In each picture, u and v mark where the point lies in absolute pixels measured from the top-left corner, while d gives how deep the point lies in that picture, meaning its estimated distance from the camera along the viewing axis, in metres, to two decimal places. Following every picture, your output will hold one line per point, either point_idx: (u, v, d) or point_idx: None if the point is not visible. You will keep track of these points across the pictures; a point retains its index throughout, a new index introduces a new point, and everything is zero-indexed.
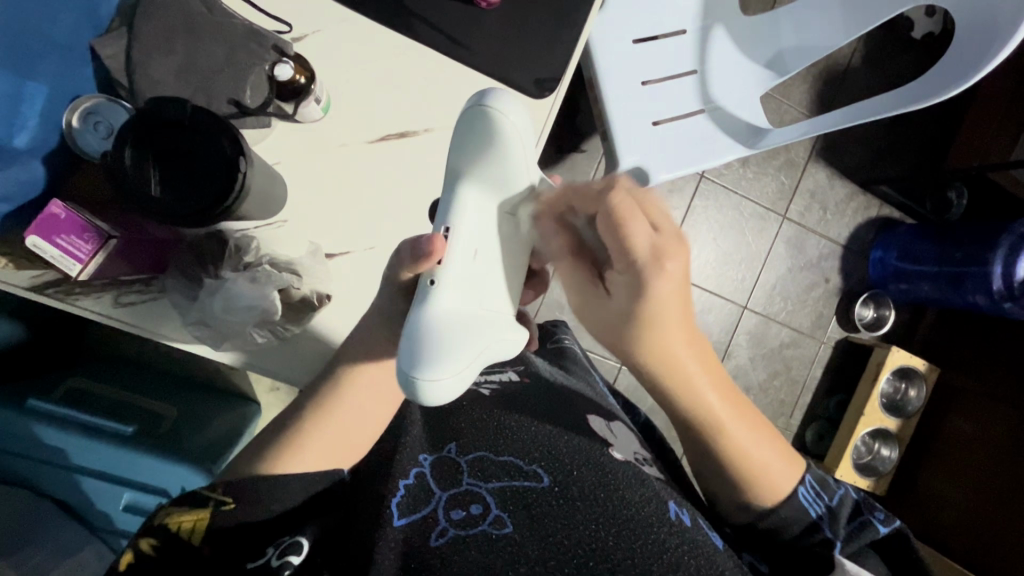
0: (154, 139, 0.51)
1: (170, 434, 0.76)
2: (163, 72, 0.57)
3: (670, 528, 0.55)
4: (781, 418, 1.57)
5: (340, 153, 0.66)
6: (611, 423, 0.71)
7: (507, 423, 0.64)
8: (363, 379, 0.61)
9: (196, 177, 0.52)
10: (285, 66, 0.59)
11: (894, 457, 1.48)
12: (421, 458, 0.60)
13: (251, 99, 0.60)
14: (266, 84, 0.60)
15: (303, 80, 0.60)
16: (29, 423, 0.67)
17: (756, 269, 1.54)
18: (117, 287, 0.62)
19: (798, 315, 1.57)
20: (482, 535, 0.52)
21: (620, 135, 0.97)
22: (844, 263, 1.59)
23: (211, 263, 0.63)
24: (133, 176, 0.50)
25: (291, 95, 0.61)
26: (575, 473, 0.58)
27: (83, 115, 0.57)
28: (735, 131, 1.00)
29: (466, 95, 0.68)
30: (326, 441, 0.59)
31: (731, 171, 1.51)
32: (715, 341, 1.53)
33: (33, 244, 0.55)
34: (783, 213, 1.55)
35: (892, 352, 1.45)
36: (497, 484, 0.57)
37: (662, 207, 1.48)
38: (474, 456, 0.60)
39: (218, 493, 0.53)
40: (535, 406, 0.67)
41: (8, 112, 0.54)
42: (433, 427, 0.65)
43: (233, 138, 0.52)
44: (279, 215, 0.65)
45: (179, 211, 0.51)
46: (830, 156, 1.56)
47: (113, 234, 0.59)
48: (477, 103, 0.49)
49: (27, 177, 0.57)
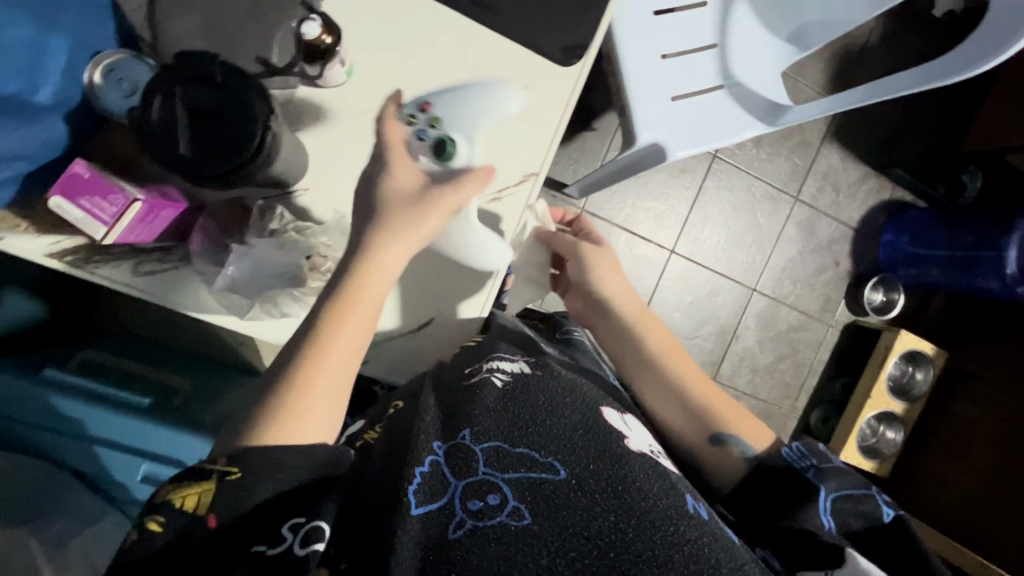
0: (182, 94, 0.49)
1: (189, 404, 0.76)
2: (186, 28, 0.56)
3: (690, 520, 0.55)
4: (786, 400, 1.58)
5: (362, 120, 0.65)
6: (624, 415, 0.70)
7: (523, 410, 0.62)
8: (355, 316, 0.57)
9: (224, 135, 0.50)
10: (312, 23, 0.56)
11: (899, 439, 1.49)
12: (436, 446, 0.58)
13: (278, 58, 0.58)
14: (293, 42, 0.58)
15: (329, 41, 0.58)
16: (46, 393, 0.66)
17: (766, 251, 1.53)
18: (138, 253, 0.61)
19: (807, 298, 1.57)
20: (501, 526, 0.52)
21: (636, 108, 0.95)
22: (855, 246, 1.58)
23: (234, 231, 0.62)
24: (163, 135, 0.49)
25: (317, 56, 0.59)
26: (591, 465, 0.58)
27: (107, 72, 0.55)
28: (755, 107, 0.97)
29: (491, 61, 0.66)
30: (325, 388, 0.56)
31: (744, 151, 1.49)
32: (724, 323, 1.53)
33: (57, 205, 0.53)
34: (795, 195, 1.53)
35: (901, 335, 1.45)
36: (515, 475, 0.56)
37: (675, 187, 1.46)
38: (489, 446, 0.58)
39: (222, 464, 0.51)
40: (550, 398, 0.64)
41: (31, 65, 0.52)
42: (449, 413, 0.62)
43: (264, 97, 0.50)
44: (300, 183, 0.64)
45: (206, 170, 0.49)
46: (845, 137, 1.54)
47: (137, 196, 0.54)
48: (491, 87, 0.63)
49: (51, 133, 0.55)
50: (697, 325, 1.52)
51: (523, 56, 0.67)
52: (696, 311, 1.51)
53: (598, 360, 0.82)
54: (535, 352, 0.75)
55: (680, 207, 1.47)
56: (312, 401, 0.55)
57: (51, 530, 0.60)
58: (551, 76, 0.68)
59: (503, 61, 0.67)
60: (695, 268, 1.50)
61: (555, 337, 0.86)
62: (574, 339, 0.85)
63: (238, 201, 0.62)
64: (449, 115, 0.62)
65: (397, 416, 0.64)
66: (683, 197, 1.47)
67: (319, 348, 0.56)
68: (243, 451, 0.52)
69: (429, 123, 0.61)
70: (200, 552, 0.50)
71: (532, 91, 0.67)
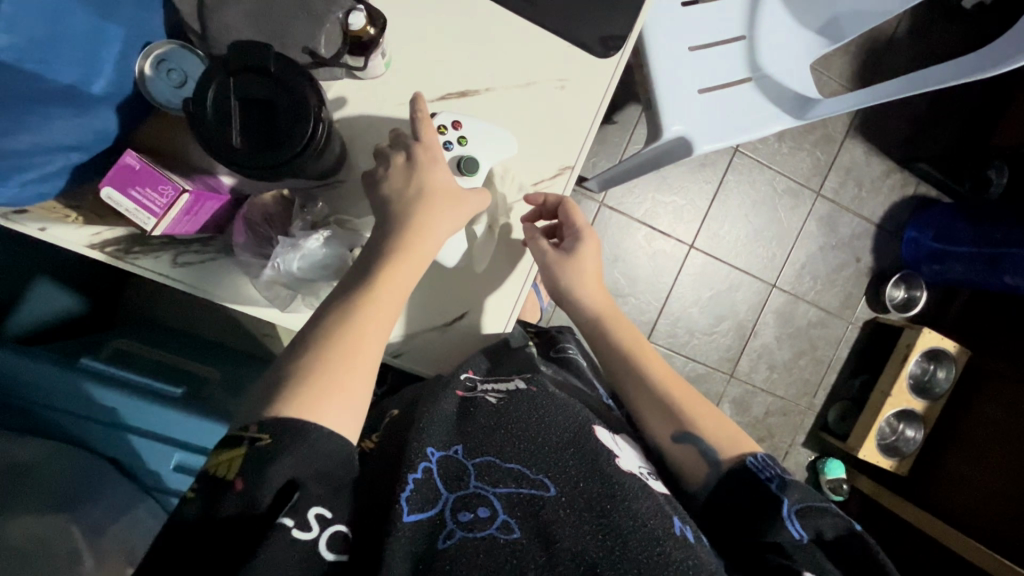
0: (236, 86, 0.49)
1: (219, 393, 0.78)
2: (236, 18, 0.56)
3: (676, 541, 0.51)
4: (804, 397, 1.57)
5: (399, 112, 0.64)
6: (615, 435, 0.64)
7: (514, 425, 0.58)
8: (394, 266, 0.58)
9: (277, 130, 0.50)
10: (358, 14, 0.57)
11: (919, 438, 1.47)
12: (430, 452, 0.54)
13: (325, 49, 0.58)
14: (340, 34, 0.58)
15: (372, 32, 0.58)
16: (79, 382, 0.66)
17: (786, 246, 1.52)
18: (177, 246, 0.61)
19: (826, 295, 1.55)
20: (489, 539, 0.48)
21: (664, 101, 0.94)
22: (877, 242, 1.56)
23: (276, 226, 0.61)
24: (217, 127, 0.49)
25: (361, 49, 0.59)
26: (581, 484, 0.54)
27: (157, 63, 0.55)
28: (782, 100, 0.96)
29: (529, 53, 0.66)
30: (372, 341, 0.56)
31: (765, 145, 1.47)
32: (742, 319, 1.52)
33: (109, 196, 0.53)
34: (817, 189, 1.51)
35: (923, 333, 1.43)
36: (504, 490, 0.52)
37: (695, 181, 1.45)
38: (481, 460, 0.54)
39: (253, 430, 0.48)
40: (543, 416, 0.59)
41: (89, 57, 0.51)
42: (457, 416, 0.59)
43: (317, 92, 0.51)
44: (338, 175, 0.64)
45: (266, 159, 0.50)
46: (869, 131, 1.51)
47: (185, 188, 0.54)
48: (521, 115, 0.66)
49: (102, 125, 0.55)
50: (715, 321, 1.51)
51: (562, 49, 0.67)
52: (715, 306, 1.50)
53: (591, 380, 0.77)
54: (531, 369, 0.68)
55: (700, 202, 1.45)
56: (367, 345, 0.56)
57: (91, 516, 0.61)
58: (589, 70, 0.67)
59: (542, 54, 0.66)
60: (714, 263, 1.49)
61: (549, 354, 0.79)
62: (568, 358, 0.79)
63: (281, 193, 0.61)
64: (476, 132, 0.63)
65: (392, 423, 0.61)
66: (703, 191, 1.45)
67: (343, 337, 0.55)
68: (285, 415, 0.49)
69: (458, 139, 0.62)
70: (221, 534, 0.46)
71: (568, 83, 0.67)
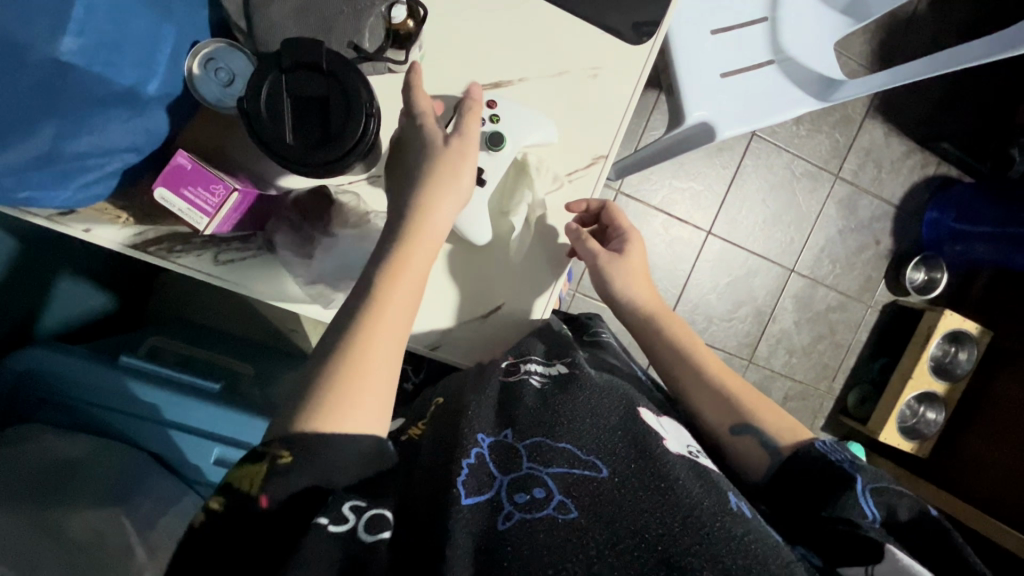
0: (288, 83, 0.50)
1: (252, 387, 0.79)
2: (281, 13, 0.56)
3: (733, 516, 0.50)
4: (823, 381, 1.58)
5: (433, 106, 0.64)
6: (660, 416, 0.63)
7: (563, 407, 0.58)
8: (401, 268, 0.57)
9: (330, 124, 0.50)
10: (400, 7, 0.57)
11: (940, 420, 1.47)
12: (480, 438, 0.55)
13: (370, 43, 0.58)
14: (383, 28, 0.58)
15: (412, 25, 0.59)
16: (125, 379, 0.67)
17: (804, 230, 1.50)
18: (217, 244, 0.62)
19: (846, 278, 1.54)
20: (549, 519, 0.48)
21: (685, 83, 0.93)
22: (896, 224, 1.54)
23: (310, 221, 0.63)
24: (270, 123, 0.49)
25: (403, 43, 0.60)
26: (633, 464, 0.53)
27: (206, 62, 0.55)
28: (806, 82, 0.95)
29: (563, 42, 0.66)
30: (386, 343, 0.55)
31: (783, 128, 1.45)
32: (760, 304, 1.52)
33: (162, 197, 0.55)
34: (835, 172, 1.49)
35: (945, 316, 1.42)
36: (558, 470, 0.52)
37: (712, 166, 1.44)
38: (532, 441, 0.54)
39: (274, 446, 0.48)
40: (586, 397, 0.59)
41: (145, 58, 0.51)
42: (498, 402, 0.60)
43: (368, 86, 0.50)
44: (375, 169, 0.64)
45: (311, 159, 0.50)
46: (889, 112, 1.49)
47: (235, 187, 0.56)
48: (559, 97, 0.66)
49: (155, 124, 0.55)
50: (733, 306, 1.50)
51: (595, 37, 0.66)
52: (732, 292, 1.50)
53: (628, 362, 0.78)
54: (569, 350, 0.67)
55: (717, 187, 1.44)
56: (375, 347, 0.54)
57: (141, 511, 0.62)
58: (622, 58, 0.67)
59: (575, 43, 0.66)
60: (731, 249, 1.48)
61: (583, 339, 0.80)
62: (602, 342, 0.80)
63: (317, 189, 0.63)
64: (507, 111, 0.64)
65: (439, 409, 0.62)
66: (720, 176, 1.44)
67: (367, 329, 0.54)
68: (302, 429, 0.49)
69: (488, 118, 0.64)
70: (247, 542, 0.46)
71: (601, 72, 0.66)
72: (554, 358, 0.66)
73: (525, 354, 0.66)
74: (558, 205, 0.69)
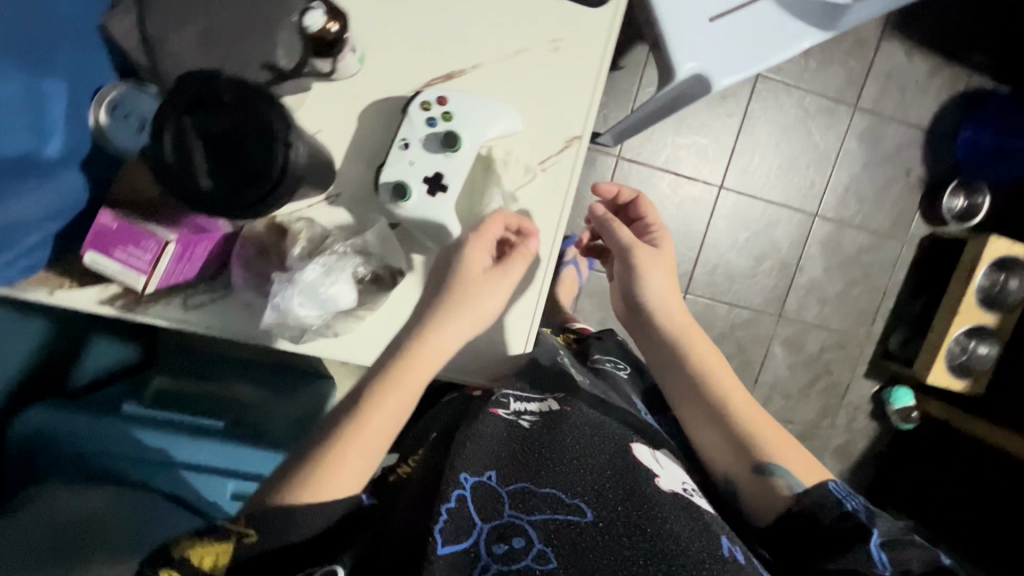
0: (195, 125, 0.47)
1: (257, 424, 0.80)
2: (184, 45, 0.53)
3: (724, 564, 0.50)
4: (861, 327, 1.50)
5: (385, 110, 0.61)
6: (655, 451, 0.66)
7: (553, 449, 0.60)
8: (416, 334, 0.59)
9: (248, 162, 0.47)
10: (314, 13, 0.53)
11: (993, 353, 1.37)
12: (463, 478, 0.55)
13: (286, 60, 0.54)
14: (299, 39, 0.54)
15: (334, 30, 0.54)
16: (128, 428, 0.70)
17: (825, 171, 1.40)
18: (182, 290, 0.61)
19: (876, 216, 1.44)
20: (526, 571, 0.49)
21: (673, 36, 0.85)
22: (928, 149, 1.42)
23: (271, 254, 0.60)
24: (182, 171, 0.47)
25: (326, 50, 0.56)
26: (620, 506, 0.54)
27: (111, 110, 0.55)
28: (806, 13, 0.87)
29: (516, 20, 0.61)
30: (398, 401, 0.56)
31: (790, 64, 1.34)
32: (785, 256, 1.44)
33: (95, 260, 0.56)
34: (853, 103, 1.38)
35: (989, 243, 1.31)
36: (540, 517, 0.53)
37: (716, 117, 1.34)
38: (516, 487, 0.55)
39: (240, 524, 0.50)
40: (578, 438, 0.61)
41: (37, 121, 0.51)
42: (493, 443, 0.60)
43: (282, 115, 0.47)
44: (330, 189, 0.62)
45: (243, 199, 0.48)
46: (907, 27, 1.36)
47: (170, 238, 0.55)
48: (519, 82, 0.62)
49: (67, 186, 0.55)
50: (756, 262, 1.43)
51: (552, 7, 0.61)
52: (753, 248, 1.42)
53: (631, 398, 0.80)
54: (566, 390, 0.72)
55: (725, 138, 1.35)
56: (383, 408, 0.56)
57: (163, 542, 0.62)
58: (584, 25, 0.61)
59: (530, 17, 0.61)
60: (745, 201, 1.40)
61: (587, 365, 0.88)
62: (606, 372, 0.86)
63: (271, 220, 0.61)
64: (461, 105, 0.60)
65: (425, 454, 0.62)
66: (727, 126, 1.35)
67: (389, 379, 0.57)
68: (284, 505, 0.51)
69: (440, 116, 0.59)
70: None
71: (563, 44, 0.62)
72: (544, 396, 0.70)
73: (517, 393, 0.69)
74: (537, 196, 0.64)
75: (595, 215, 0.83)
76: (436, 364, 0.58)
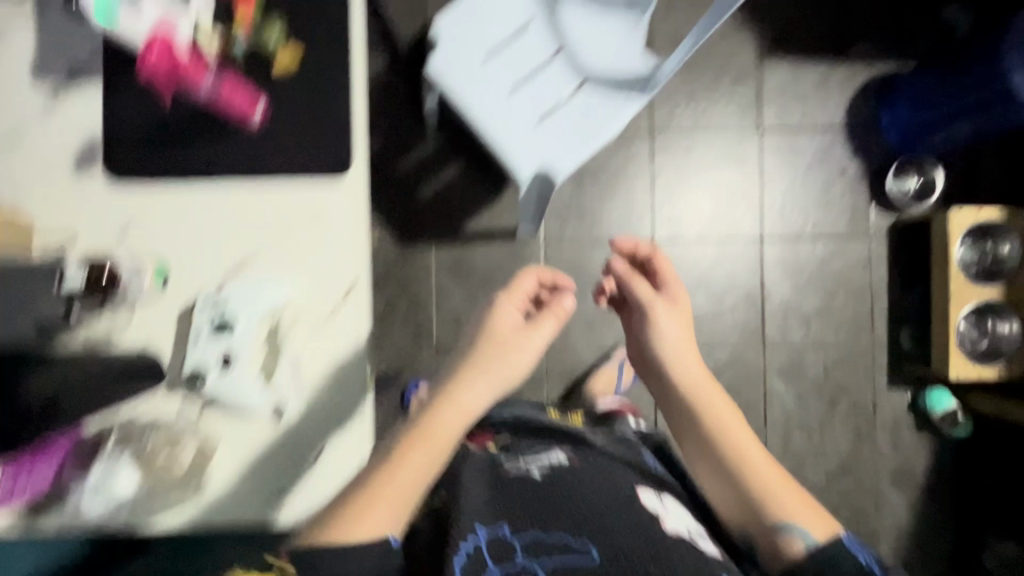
0: None
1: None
2: None
3: None
4: (861, 335, 1.39)
5: (186, 314, 0.73)
6: (660, 493, 0.78)
7: (568, 496, 0.71)
8: (436, 416, 0.68)
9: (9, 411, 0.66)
10: (71, 272, 0.70)
11: (1017, 328, 1.23)
12: (477, 528, 0.67)
13: (61, 311, 0.71)
14: (65, 294, 0.71)
15: (92, 274, 0.70)
16: None
17: (755, 195, 1.40)
18: (37, 513, 0.73)
19: (828, 222, 1.39)
20: None
21: (507, 148, 0.95)
22: (856, 144, 1.39)
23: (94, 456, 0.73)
24: None
25: (97, 292, 0.71)
26: (626, 545, 0.65)
27: None
28: (622, 88, 0.94)
29: (269, 213, 0.73)
30: (423, 459, 0.65)
31: (679, 114, 1.39)
32: (747, 286, 1.39)
33: None
34: (757, 127, 1.39)
35: (951, 216, 1.22)
36: (549, 560, 0.64)
37: (626, 180, 1.39)
38: (529, 535, 0.66)
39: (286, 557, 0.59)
40: (590, 486, 0.73)
41: None
42: (500, 496, 0.72)
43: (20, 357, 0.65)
44: (151, 387, 0.73)
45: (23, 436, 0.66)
46: (783, 46, 1.38)
47: None
48: (280, 264, 0.73)
49: None
50: (718, 301, 1.40)
51: (294, 194, 0.73)
52: (709, 287, 1.40)
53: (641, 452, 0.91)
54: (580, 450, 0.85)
55: (642, 196, 1.40)
56: (411, 468, 0.64)
57: None
58: (327, 200, 0.73)
59: (280, 207, 0.73)
60: (684, 249, 1.40)
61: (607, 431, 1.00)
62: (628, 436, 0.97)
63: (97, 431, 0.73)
64: (234, 298, 0.72)
65: (442, 506, 0.72)
66: (639, 186, 1.39)
67: (420, 443, 0.66)
68: (309, 546, 0.60)
69: (217, 313, 0.72)
70: None
71: (315, 219, 0.73)
72: (549, 453, 0.82)
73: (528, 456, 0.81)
74: (329, 348, 0.74)
75: (617, 271, 0.82)
76: (454, 436, 0.67)
